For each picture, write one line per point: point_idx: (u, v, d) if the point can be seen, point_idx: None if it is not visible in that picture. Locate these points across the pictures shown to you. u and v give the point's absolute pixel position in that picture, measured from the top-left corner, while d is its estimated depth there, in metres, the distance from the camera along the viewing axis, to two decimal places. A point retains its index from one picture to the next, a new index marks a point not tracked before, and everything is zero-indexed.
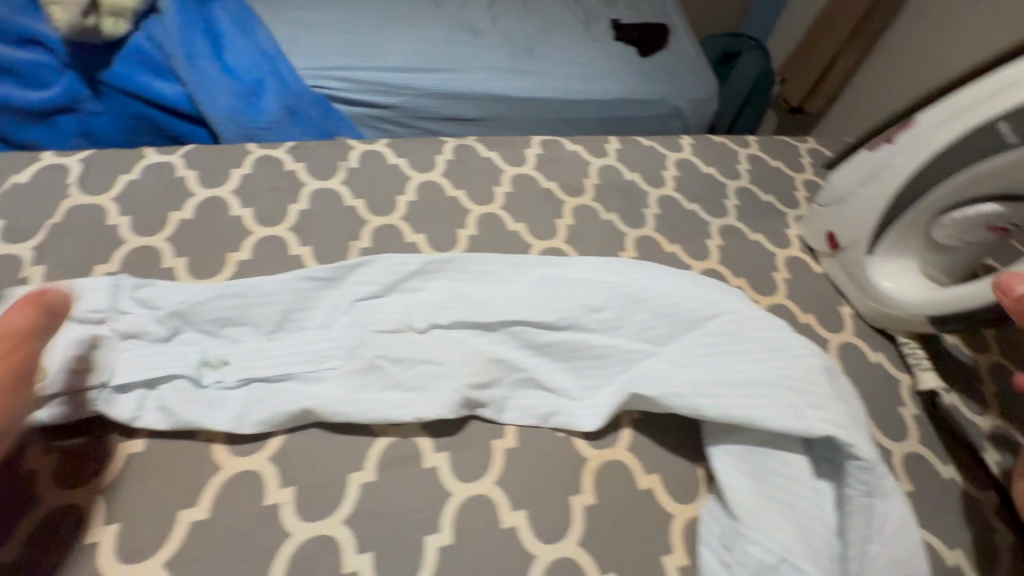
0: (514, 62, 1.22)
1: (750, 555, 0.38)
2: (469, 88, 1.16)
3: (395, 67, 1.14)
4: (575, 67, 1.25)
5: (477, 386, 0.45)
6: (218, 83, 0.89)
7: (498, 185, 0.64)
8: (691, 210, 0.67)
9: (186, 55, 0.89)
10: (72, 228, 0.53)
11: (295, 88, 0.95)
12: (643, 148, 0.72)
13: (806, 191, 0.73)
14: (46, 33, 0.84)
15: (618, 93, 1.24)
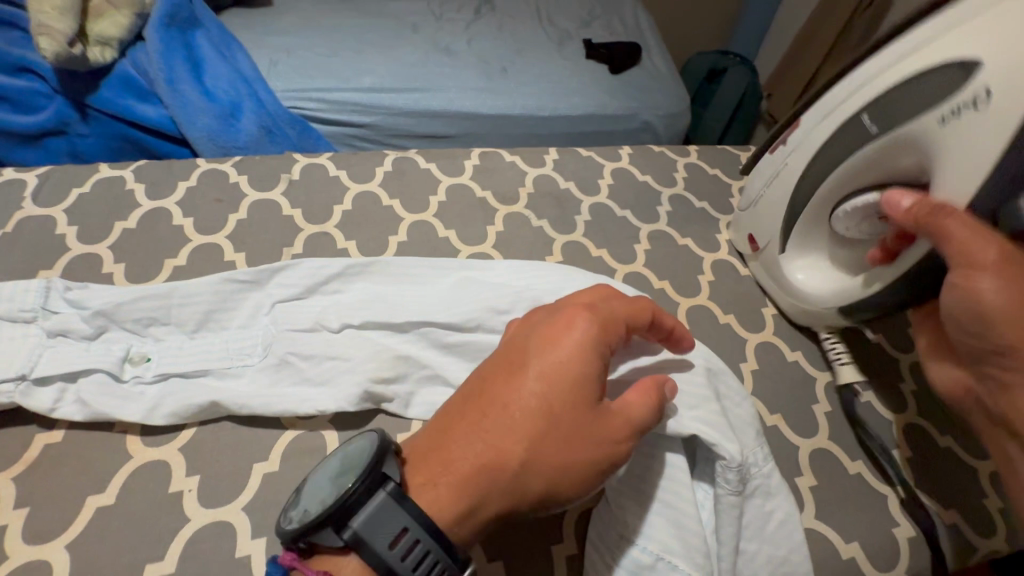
0: (485, 80, 1.27)
1: (627, 555, 0.39)
2: (440, 106, 1.20)
3: (367, 87, 1.19)
4: (546, 85, 1.29)
5: (381, 381, 0.47)
6: (196, 105, 0.95)
7: (434, 195, 0.68)
8: (621, 217, 0.69)
9: (167, 79, 0.95)
10: (23, 238, 0.57)
11: (271, 109, 1.01)
12: (581, 158, 0.75)
13: (741, 198, 0.75)
14: (37, 62, 0.93)
15: (587, 109, 1.27)
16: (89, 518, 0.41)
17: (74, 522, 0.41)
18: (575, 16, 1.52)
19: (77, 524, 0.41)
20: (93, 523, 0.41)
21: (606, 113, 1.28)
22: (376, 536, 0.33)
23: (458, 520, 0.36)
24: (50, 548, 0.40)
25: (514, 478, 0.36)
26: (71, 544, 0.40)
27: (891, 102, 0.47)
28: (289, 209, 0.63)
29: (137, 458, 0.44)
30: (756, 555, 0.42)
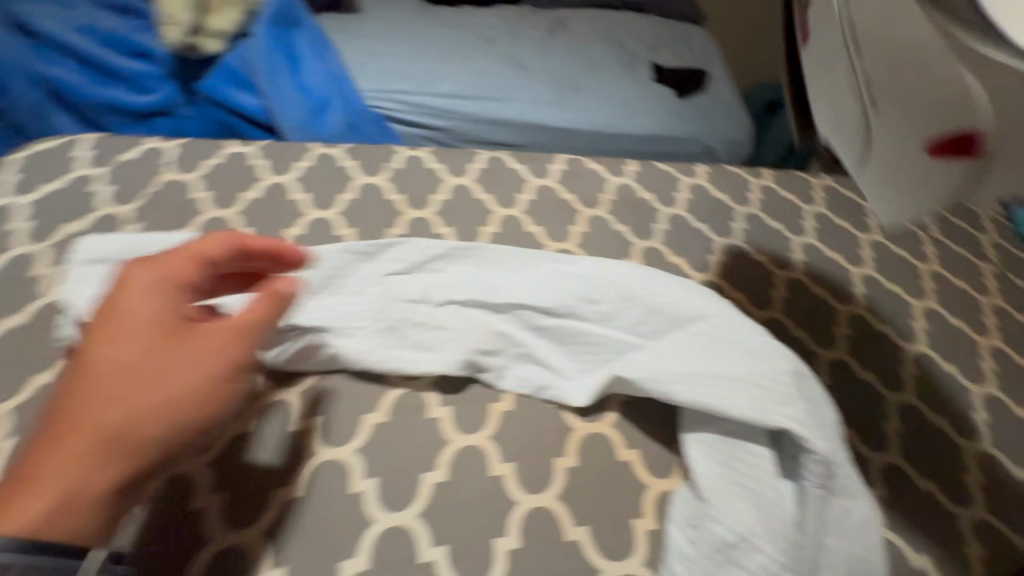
0: (555, 94, 1.32)
1: (713, 533, 0.42)
2: (513, 116, 1.26)
3: (444, 93, 1.25)
4: (615, 103, 1.33)
5: (481, 353, 0.52)
6: (291, 97, 1.02)
7: (522, 193, 0.72)
8: (698, 229, 0.72)
9: (267, 72, 1.03)
10: (165, 198, 0.64)
11: (358, 107, 1.07)
12: (660, 172, 0.79)
13: (815, 222, 0.77)
14: (154, 48, 1.01)
15: (654, 129, 1.31)
16: (225, 443, 0.48)
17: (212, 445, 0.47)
18: (646, 38, 1.56)
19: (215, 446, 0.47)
20: (229, 447, 0.47)
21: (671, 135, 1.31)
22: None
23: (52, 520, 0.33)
24: (191, 465, 0.46)
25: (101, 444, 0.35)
26: (209, 463, 0.47)
27: None
28: (393, 194, 0.69)
29: (265, 396, 0.50)
30: (839, 552, 0.43)
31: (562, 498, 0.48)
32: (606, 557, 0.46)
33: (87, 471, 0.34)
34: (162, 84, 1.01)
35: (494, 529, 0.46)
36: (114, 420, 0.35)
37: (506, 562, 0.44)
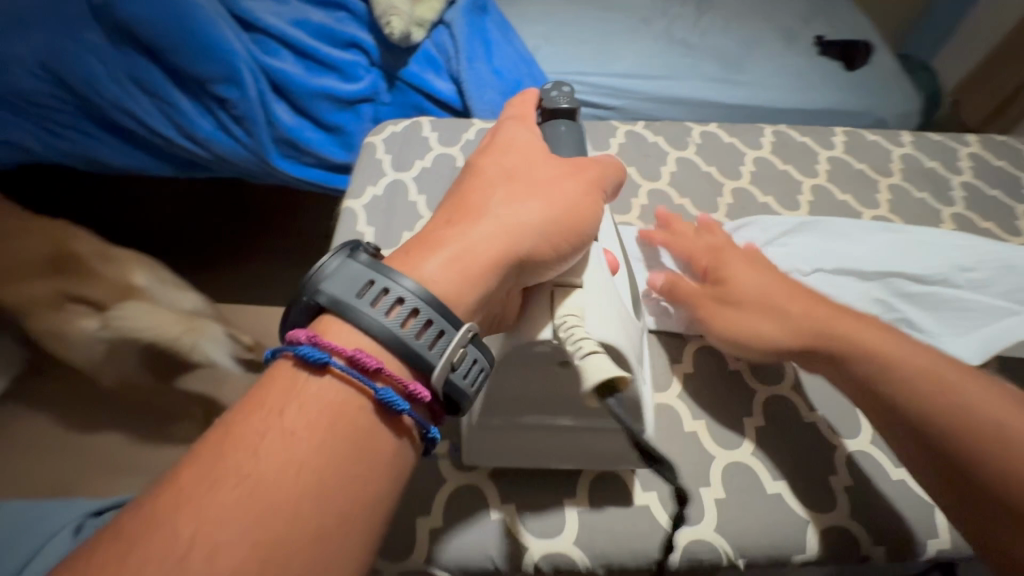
0: (725, 73, 1.44)
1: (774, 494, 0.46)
2: (688, 93, 1.39)
3: (620, 75, 1.41)
4: (782, 79, 1.43)
5: None
6: (489, 83, 1.28)
7: (664, 165, 0.75)
8: (842, 201, 0.73)
9: (467, 58, 1.29)
10: (360, 161, 0.72)
11: (543, 89, 1.32)
12: (796, 143, 0.79)
13: (964, 191, 0.75)
14: (365, 40, 1.32)
15: (824, 103, 1.39)
16: None
17: None
18: (796, 14, 1.64)
19: None
20: None
21: (809, 108, 1.38)
22: (346, 298, 0.33)
23: (460, 285, 0.35)
24: None
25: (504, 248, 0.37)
26: None
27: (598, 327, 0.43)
28: None
29: None
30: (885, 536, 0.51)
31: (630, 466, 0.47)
32: (676, 522, 0.44)
33: (454, 233, 0.38)
34: (369, 73, 1.31)
35: (564, 491, 0.46)
36: (488, 212, 0.39)
37: (575, 523, 0.44)
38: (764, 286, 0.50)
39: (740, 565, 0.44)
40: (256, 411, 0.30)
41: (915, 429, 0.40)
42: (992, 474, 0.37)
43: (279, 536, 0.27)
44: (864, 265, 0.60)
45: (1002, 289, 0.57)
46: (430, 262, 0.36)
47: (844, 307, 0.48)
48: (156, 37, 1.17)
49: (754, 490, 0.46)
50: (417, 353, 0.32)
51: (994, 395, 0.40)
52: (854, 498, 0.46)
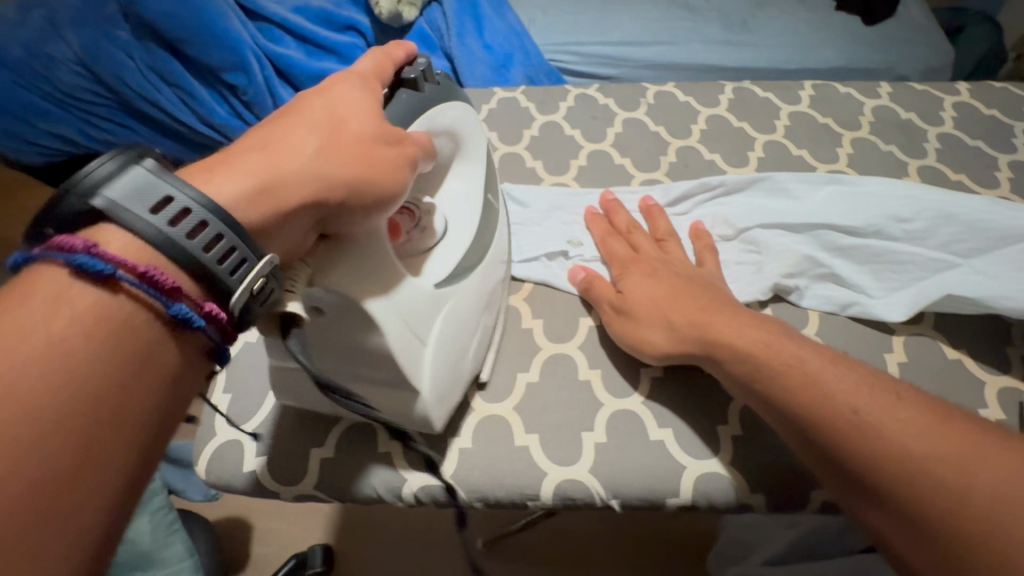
0: (729, 34, 1.32)
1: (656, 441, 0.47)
2: (686, 58, 1.27)
3: (614, 42, 1.32)
4: (793, 38, 1.30)
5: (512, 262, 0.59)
6: (478, 57, 1.23)
7: (611, 126, 0.74)
8: (796, 156, 0.69)
9: (458, 34, 1.26)
10: None
11: (535, 61, 1.26)
12: (757, 99, 0.76)
13: (940, 143, 0.70)
14: (359, 21, 1.27)
15: (839, 61, 1.25)
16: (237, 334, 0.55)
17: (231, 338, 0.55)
18: None
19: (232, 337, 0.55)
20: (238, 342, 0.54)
21: (824, 67, 1.25)
22: (132, 203, 0.26)
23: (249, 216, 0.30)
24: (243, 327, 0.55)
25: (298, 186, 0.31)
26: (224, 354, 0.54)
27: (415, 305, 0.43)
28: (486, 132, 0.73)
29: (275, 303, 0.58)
30: None
31: (517, 409, 0.49)
32: (551, 462, 0.46)
33: (256, 159, 0.31)
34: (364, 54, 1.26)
35: (449, 431, 0.48)
36: (306, 147, 0.33)
37: (457, 458, 0.47)
38: (655, 296, 0.48)
39: (615, 505, 0.46)
40: (10, 327, 0.23)
41: (786, 416, 0.38)
42: (862, 463, 0.34)
43: (56, 474, 0.22)
44: (792, 217, 0.57)
45: (938, 240, 0.53)
46: (230, 179, 0.29)
47: (729, 304, 0.46)
48: (183, 28, 0.99)
49: (635, 434, 0.47)
50: (217, 282, 0.27)
51: (861, 376, 0.37)
52: (741, 446, 0.46)
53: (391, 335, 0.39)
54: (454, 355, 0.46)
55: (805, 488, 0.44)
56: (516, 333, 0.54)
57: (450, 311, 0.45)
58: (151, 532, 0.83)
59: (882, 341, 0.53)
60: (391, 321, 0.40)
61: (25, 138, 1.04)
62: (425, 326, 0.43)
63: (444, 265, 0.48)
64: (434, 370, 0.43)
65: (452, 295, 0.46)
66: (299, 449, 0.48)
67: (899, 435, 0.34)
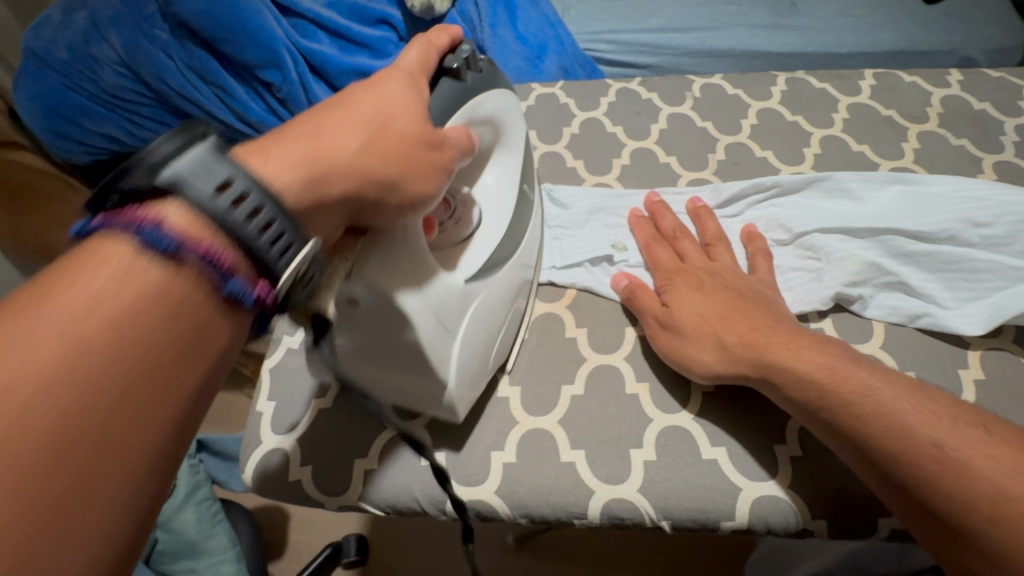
0: (775, 18, 1.25)
1: (708, 461, 0.45)
2: (731, 44, 1.21)
3: (653, 29, 1.26)
4: (845, 20, 1.22)
5: (554, 269, 0.57)
6: (512, 49, 1.19)
7: (655, 122, 0.70)
8: (857, 152, 0.65)
9: (490, 25, 1.21)
10: None
11: (570, 52, 1.22)
12: (813, 90, 0.71)
13: (1018, 136, 0.65)
14: (392, 15, 1.22)
15: (897, 43, 1.17)
16: (278, 343, 0.54)
17: (273, 347, 0.54)
18: None
19: (273, 347, 0.54)
20: (279, 350, 0.54)
21: (878, 51, 1.17)
22: (188, 179, 0.24)
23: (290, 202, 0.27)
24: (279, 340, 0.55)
25: (326, 174, 0.29)
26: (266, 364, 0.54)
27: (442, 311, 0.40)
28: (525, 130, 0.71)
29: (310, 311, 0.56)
30: None
31: (562, 423, 0.48)
32: (598, 480, 0.45)
33: (304, 149, 0.28)
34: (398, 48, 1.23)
35: (494, 444, 0.47)
36: (354, 141, 0.30)
37: (500, 473, 0.46)
38: (706, 312, 0.45)
39: (665, 526, 0.44)
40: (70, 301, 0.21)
41: (864, 451, 0.36)
42: (955, 503, 0.31)
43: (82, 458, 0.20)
44: (853, 222, 0.53)
45: (1021, 247, 0.49)
46: (278, 169, 0.27)
47: (784, 323, 0.43)
48: (222, 27, 0.98)
49: (686, 453, 0.45)
50: (267, 263, 0.25)
51: (946, 409, 0.35)
52: (801, 469, 0.44)
53: (422, 326, 0.38)
54: (479, 346, 0.44)
55: (872, 515, 0.42)
56: (558, 342, 0.53)
57: (478, 307, 0.43)
58: (196, 524, 0.86)
59: (955, 356, 0.49)
60: (424, 316, 0.38)
61: (72, 138, 1.04)
62: (454, 320, 0.41)
63: (478, 258, 0.46)
64: (461, 362, 0.42)
65: (484, 288, 0.44)
66: (341, 460, 0.47)
67: (995, 475, 0.31)
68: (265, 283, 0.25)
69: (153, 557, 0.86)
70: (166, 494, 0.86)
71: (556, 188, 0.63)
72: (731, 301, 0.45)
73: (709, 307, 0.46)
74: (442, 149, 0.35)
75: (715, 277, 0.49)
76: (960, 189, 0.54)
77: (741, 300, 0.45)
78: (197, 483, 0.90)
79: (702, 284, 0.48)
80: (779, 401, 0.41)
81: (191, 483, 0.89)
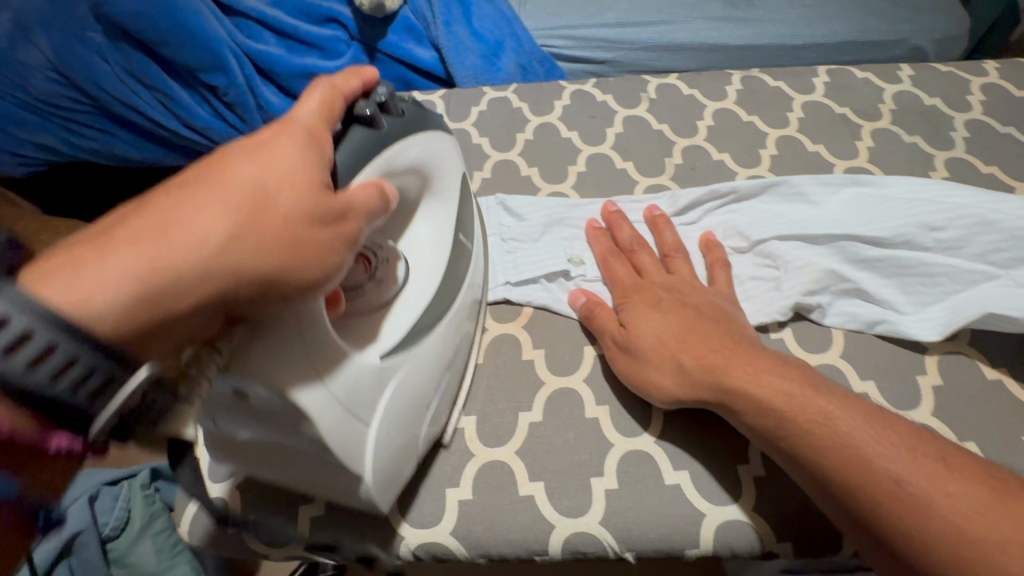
0: (731, 9, 1.24)
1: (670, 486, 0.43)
2: (689, 38, 1.20)
3: (611, 23, 1.24)
4: (799, 11, 1.22)
5: (508, 287, 0.54)
6: (467, 46, 1.15)
7: (611, 126, 0.68)
8: (813, 152, 0.64)
9: (445, 22, 1.16)
10: None
11: (528, 48, 1.18)
12: (768, 89, 0.70)
13: (967, 132, 0.65)
14: (341, 13, 1.16)
15: (850, 34, 1.18)
16: None
17: None
18: None
19: None
20: None
21: (831, 42, 1.18)
22: None
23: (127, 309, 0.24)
24: None
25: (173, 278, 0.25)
26: None
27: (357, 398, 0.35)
28: (478, 137, 0.68)
29: None
30: None
31: (520, 453, 0.45)
32: (558, 513, 0.43)
33: (148, 253, 0.25)
34: (349, 47, 1.17)
35: (449, 480, 0.45)
36: (215, 231, 0.26)
37: (456, 512, 0.43)
38: (663, 335, 0.44)
39: (630, 557, 0.42)
40: None
41: (823, 484, 0.34)
42: (914, 542, 0.30)
43: None
44: (811, 229, 0.52)
45: (975, 249, 0.48)
46: (112, 278, 0.24)
47: (741, 343, 0.42)
48: (157, 29, 0.84)
49: (648, 478, 0.44)
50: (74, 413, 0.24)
51: (902, 439, 0.34)
52: (763, 489, 0.42)
53: (322, 420, 0.33)
54: (402, 427, 0.39)
55: (835, 535, 0.41)
56: (515, 366, 0.50)
57: (400, 384, 0.39)
58: (154, 557, 0.79)
59: (913, 361, 0.49)
60: (327, 409, 0.33)
61: (6, 150, 0.97)
62: (368, 405, 0.36)
63: (400, 328, 0.42)
64: (380, 451, 0.37)
65: (407, 361, 0.40)
66: (283, 510, 0.44)
67: (952, 512, 0.30)
68: (124, 330, 0.24)
69: None
70: (120, 528, 0.79)
71: (505, 197, 0.60)
72: (685, 321, 0.44)
73: (666, 329, 0.44)
74: (340, 222, 0.31)
75: (672, 294, 0.47)
76: (916, 190, 0.53)
77: (698, 320, 0.44)
78: (154, 514, 0.82)
79: (657, 302, 0.46)
80: (738, 426, 0.40)
81: (145, 515, 0.81)
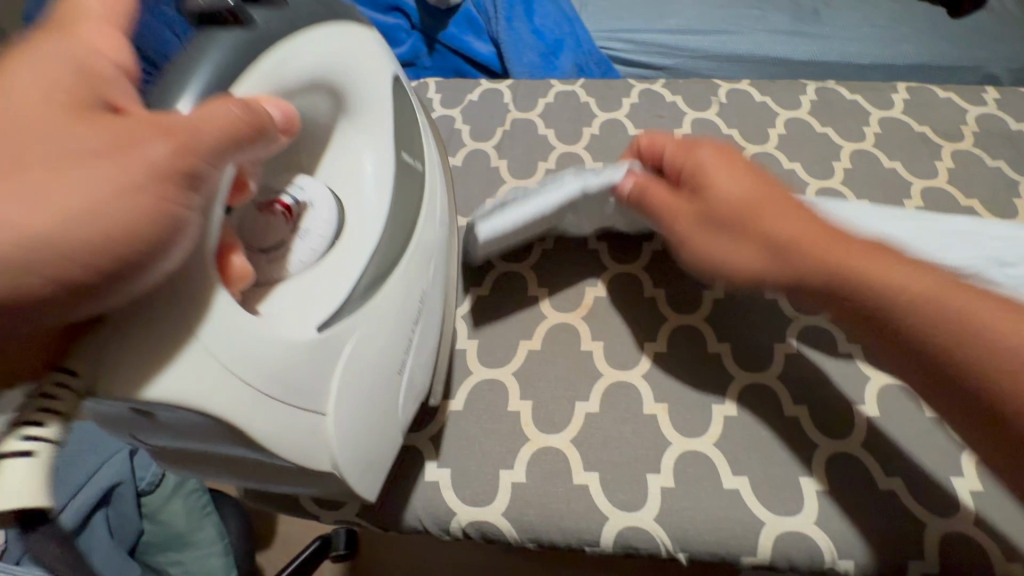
0: (798, 24, 1.22)
1: (728, 492, 0.42)
2: (751, 50, 1.18)
3: (672, 29, 1.23)
4: (868, 29, 1.19)
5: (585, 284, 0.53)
6: (527, 43, 1.16)
7: (679, 128, 0.67)
8: (889, 169, 0.62)
9: (506, 17, 1.17)
10: None
11: (586, 48, 1.17)
12: (844, 102, 0.68)
13: None
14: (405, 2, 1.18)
15: (920, 57, 1.15)
16: None
17: None
18: None
19: None
20: None
21: (900, 63, 1.15)
22: None
23: None
24: None
25: None
26: None
27: (300, 383, 0.33)
28: (544, 128, 0.68)
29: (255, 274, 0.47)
30: None
31: (575, 442, 0.45)
32: (613, 506, 0.42)
33: None
34: (410, 36, 1.19)
35: (503, 462, 0.45)
36: None
37: (509, 494, 0.43)
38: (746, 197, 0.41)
39: (682, 558, 0.42)
40: None
41: (900, 335, 0.34)
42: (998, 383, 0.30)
43: None
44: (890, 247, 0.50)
45: None
46: None
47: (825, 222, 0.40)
48: None
49: (707, 481, 0.43)
50: None
51: (940, 280, 0.34)
52: (825, 503, 0.42)
53: (257, 423, 0.30)
54: (365, 408, 0.37)
55: (898, 557, 0.40)
56: (574, 356, 0.49)
57: (349, 361, 0.36)
58: (184, 517, 0.80)
59: None
60: (248, 402, 0.30)
61: None
62: (318, 395, 0.34)
63: (345, 285, 0.38)
64: (337, 434, 0.35)
65: (356, 332, 0.37)
66: None
67: (993, 340, 0.31)
68: None
69: (139, 550, 0.81)
70: (154, 485, 0.80)
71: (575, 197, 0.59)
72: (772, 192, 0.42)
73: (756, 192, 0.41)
74: (128, 153, 0.22)
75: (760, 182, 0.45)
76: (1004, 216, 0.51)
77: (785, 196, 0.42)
78: (187, 474, 0.83)
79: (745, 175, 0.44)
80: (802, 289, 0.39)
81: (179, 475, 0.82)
